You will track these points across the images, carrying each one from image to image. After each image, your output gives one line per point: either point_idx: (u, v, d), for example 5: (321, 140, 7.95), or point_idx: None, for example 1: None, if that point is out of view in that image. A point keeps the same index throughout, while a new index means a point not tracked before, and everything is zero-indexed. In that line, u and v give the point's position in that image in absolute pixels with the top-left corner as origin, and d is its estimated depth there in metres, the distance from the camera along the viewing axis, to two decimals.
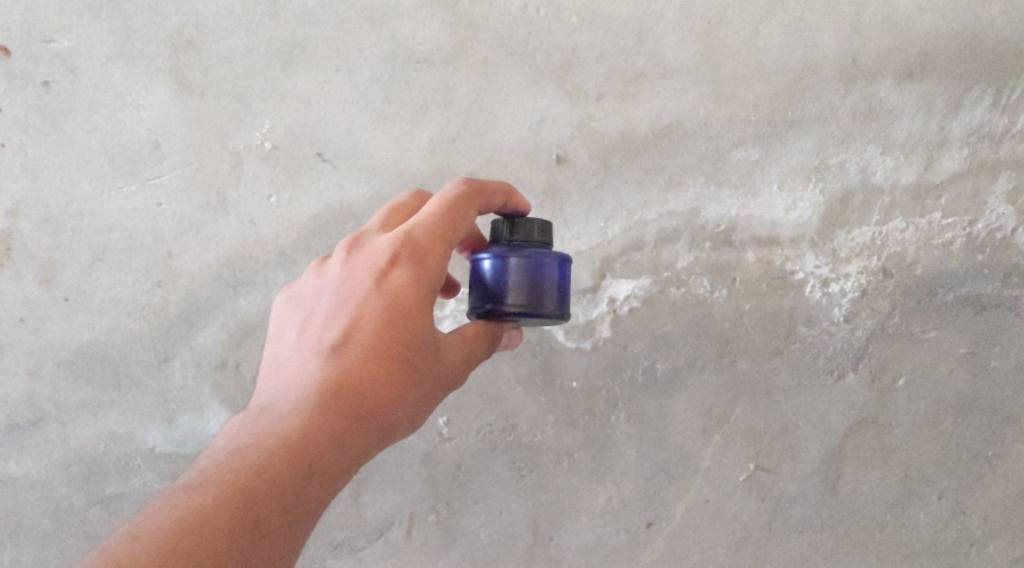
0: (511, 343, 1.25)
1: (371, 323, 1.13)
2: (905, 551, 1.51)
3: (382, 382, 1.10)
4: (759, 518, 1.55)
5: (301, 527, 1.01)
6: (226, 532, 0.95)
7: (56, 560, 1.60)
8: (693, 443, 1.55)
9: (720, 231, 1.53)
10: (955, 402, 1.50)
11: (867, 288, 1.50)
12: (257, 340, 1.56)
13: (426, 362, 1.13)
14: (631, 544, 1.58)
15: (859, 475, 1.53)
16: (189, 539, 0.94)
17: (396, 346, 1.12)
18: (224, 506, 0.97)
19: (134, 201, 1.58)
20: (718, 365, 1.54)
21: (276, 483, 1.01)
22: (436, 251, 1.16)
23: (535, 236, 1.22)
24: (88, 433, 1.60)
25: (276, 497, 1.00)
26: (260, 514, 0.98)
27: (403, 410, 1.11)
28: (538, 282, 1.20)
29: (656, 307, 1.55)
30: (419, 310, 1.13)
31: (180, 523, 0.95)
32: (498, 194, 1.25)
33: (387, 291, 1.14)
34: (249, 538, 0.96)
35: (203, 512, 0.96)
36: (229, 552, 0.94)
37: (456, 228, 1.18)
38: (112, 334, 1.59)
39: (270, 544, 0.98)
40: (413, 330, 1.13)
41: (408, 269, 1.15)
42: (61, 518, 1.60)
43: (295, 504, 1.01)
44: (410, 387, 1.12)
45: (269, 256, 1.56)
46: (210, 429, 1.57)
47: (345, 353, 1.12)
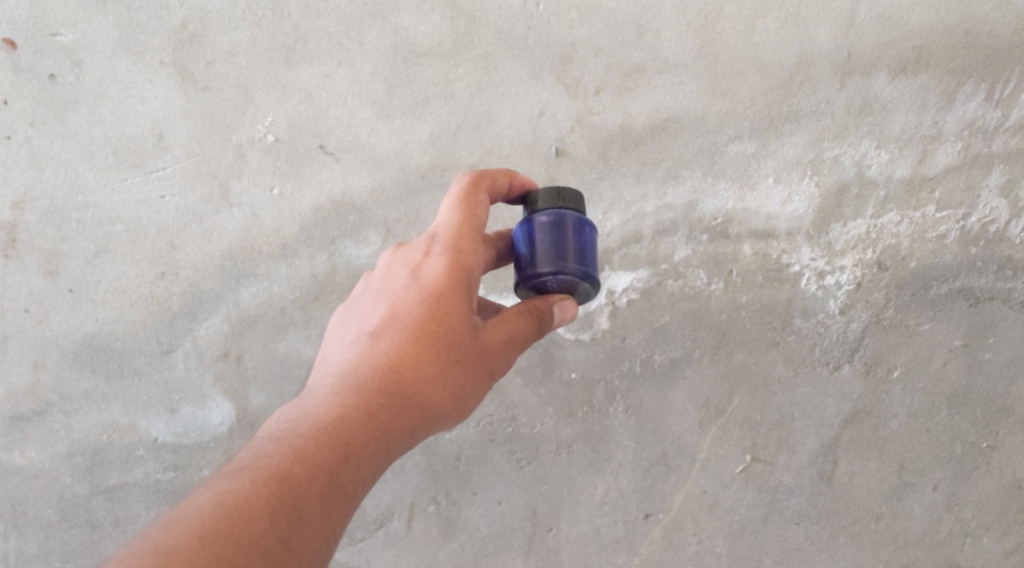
0: (566, 314, 1.21)
1: (404, 309, 1.15)
2: (900, 542, 1.55)
3: (418, 363, 1.12)
4: (755, 510, 1.57)
5: (339, 509, 1.02)
6: (263, 514, 0.96)
7: (64, 549, 1.63)
8: (690, 434, 1.57)
9: (717, 224, 1.54)
10: (949, 394, 1.52)
11: (863, 280, 1.52)
12: (259, 333, 1.58)
13: (463, 341, 1.14)
14: (629, 535, 1.60)
15: (855, 466, 1.55)
16: (227, 520, 0.94)
17: (431, 327, 1.13)
18: (260, 488, 0.98)
19: (138, 193, 1.59)
20: (715, 357, 1.55)
21: (312, 464, 1.02)
22: (461, 238, 1.18)
23: (569, 203, 1.23)
24: (91, 424, 1.61)
25: (312, 478, 1.01)
26: (296, 495, 0.99)
27: (441, 389, 1.12)
28: (556, 243, 1.20)
29: (654, 299, 1.56)
30: (453, 292, 1.15)
31: (217, 506, 0.95)
32: (502, 176, 1.27)
33: (418, 279, 1.17)
34: (286, 518, 0.97)
35: (239, 494, 0.97)
36: (265, 532, 0.95)
37: (477, 215, 1.21)
38: (115, 325, 1.60)
39: (307, 526, 0.98)
40: (447, 310, 1.14)
41: (438, 256, 1.18)
42: (66, 508, 1.62)
43: (334, 483, 1.02)
44: (448, 367, 1.13)
45: (271, 248, 1.57)
46: (213, 420, 1.59)
47: (380, 340, 1.15)
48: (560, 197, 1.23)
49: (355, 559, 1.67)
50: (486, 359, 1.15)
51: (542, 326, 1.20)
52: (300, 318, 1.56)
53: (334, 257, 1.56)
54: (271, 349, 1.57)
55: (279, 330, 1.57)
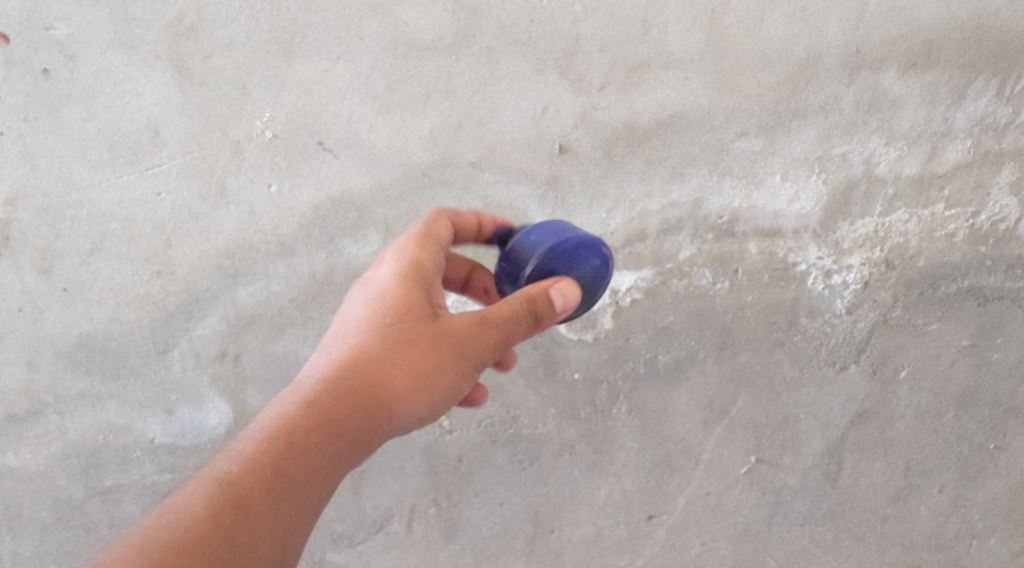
0: (566, 296, 1.18)
1: (353, 310, 1.21)
2: (906, 544, 1.57)
3: (368, 354, 1.15)
4: (759, 511, 1.58)
5: (290, 500, 1.05)
6: (205, 516, 1.01)
7: (60, 551, 1.61)
8: (694, 435, 1.56)
9: (723, 222, 1.52)
10: (957, 393, 1.53)
11: (869, 280, 1.51)
12: (258, 332, 1.55)
13: (416, 325, 1.17)
14: (632, 536, 1.60)
15: (861, 468, 1.56)
16: (168, 527, 1.00)
17: (378, 320, 1.17)
18: (205, 492, 1.03)
19: (133, 190, 1.56)
20: (720, 358, 1.54)
21: (257, 460, 1.06)
22: (409, 243, 1.25)
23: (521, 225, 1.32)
24: (87, 425, 1.59)
25: (257, 473, 1.05)
26: (239, 492, 1.03)
27: (394, 373, 1.15)
28: (550, 230, 1.25)
29: (658, 298, 1.54)
30: (401, 287, 1.20)
31: (162, 513, 1.02)
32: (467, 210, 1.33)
33: (365, 284, 1.23)
34: (228, 517, 1.01)
35: (185, 500, 1.02)
36: (206, 532, 1.00)
37: (435, 224, 1.28)
38: (111, 325, 1.57)
39: (253, 520, 1.02)
40: (396, 302, 1.18)
41: (386, 261, 1.24)
42: (61, 509, 1.60)
43: (282, 476, 1.06)
44: (401, 351, 1.16)
45: (269, 247, 1.55)
46: (211, 420, 1.57)
47: (332, 340, 1.19)
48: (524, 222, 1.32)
49: (355, 561, 1.65)
50: (445, 342, 1.16)
51: (545, 306, 1.17)
52: (299, 318, 1.54)
53: (333, 256, 1.54)
54: (270, 349, 1.55)
55: (278, 329, 1.55)
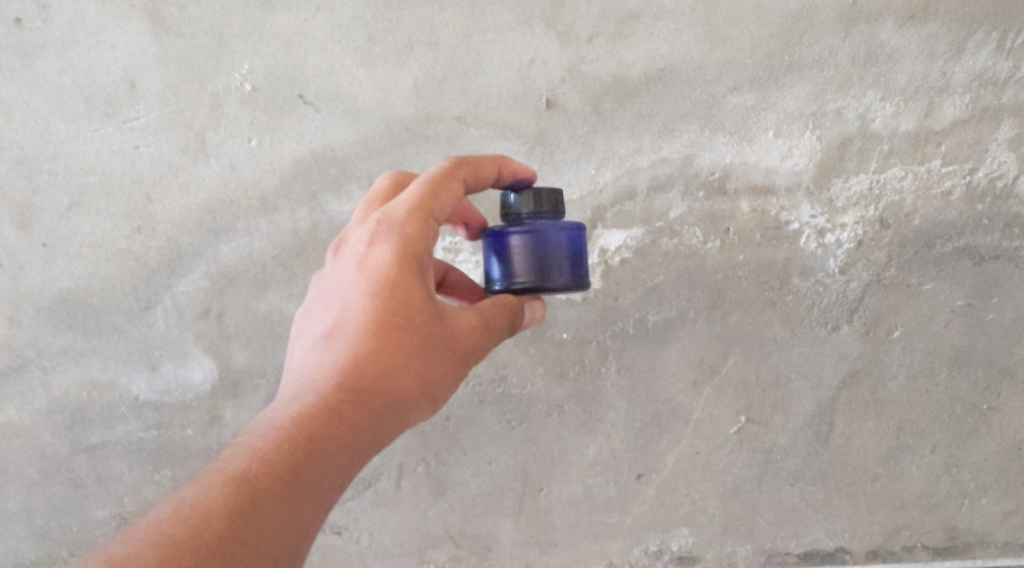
0: (535, 315, 1.28)
1: (356, 301, 1.16)
2: (897, 503, 1.59)
3: (377, 353, 1.13)
4: (749, 470, 1.58)
5: (303, 503, 1.04)
6: (219, 516, 1.00)
7: (46, 506, 1.62)
8: (684, 395, 1.56)
9: (714, 179, 1.50)
10: (950, 354, 1.52)
11: (863, 238, 1.50)
12: (240, 289, 1.54)
13: (426, 326, 1.15)
14: (621, 495, 1.60)
15: (852, 428, 1.56)
16: (183, 526, 0.99)
17: (386, 315, 1.14)
18: (218, 491, 1.02)
19: (111, 143, 1.53)
20: (711, 317, 1.53)
21: (270, 462, 1.04)
22: (410, 225, 1.19)
23: (546, 206, 1.27)
24: (71, 380, 1.58)
25: (271, 476, 1.03)
26: (255, 494, 1.02)
27: (405, 376, 1.13)
28: (546, 254, 1.24)
29: (648, 257, 1.52)
30: (406, 279, 1.16)
31: (175, 511, 1.01)
32: (487, 164, 1.28)
33: (368, 269, 1.17)
34: (243, 519, 1.00)
35: (197, 499, 1.01)
36: (221, 534, 0.99)
37: (438, 200, 1.21)
38: (92, 281, 1.56)
39: (267, 522, 1.01)
40: (404, 297, 1.15)
41: (386, 244, 1.18)
42: (47, 465, 1.61)
43: (296, 479, 1.04)
44: (411, 352, 1.14)
45: (251, 202, 1.53)
46: (194, 377, 1.57)
47: (336, 333, 1.16)
48: (538, 200, 1.27)
49: (344, 519, 1.66)
50: (454, 345, 1.17)
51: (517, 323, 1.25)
52: (282, 275, 1.53)
53: (316, 212, 1.52)
54: (253, 307, 1.54)
55: (261, 286, 1.54)
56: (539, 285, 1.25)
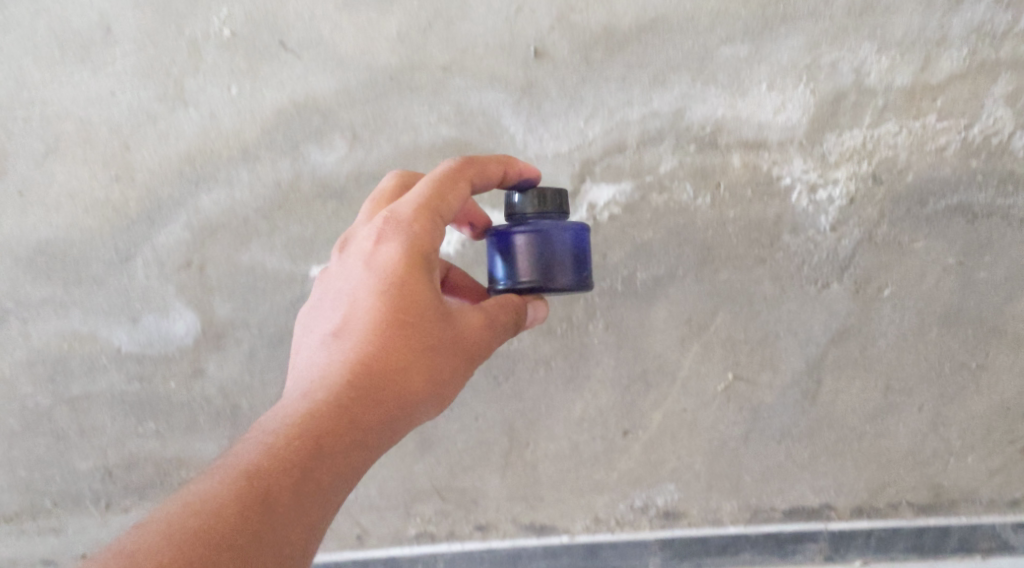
0: (538, 314, 1.29)
1: (365, 299, 1.17)
2: (883, 461, 1.59)
3: (386, 352, 1.14)
4: (736, 427, 1.58)
5: (315, 499, 1.06)
6: (234, 510, 1.02)
7: (26, 459, 1.59)
8: (671, 352, 1.55)
9: (705, 133, 1.48)
10: (941, 312, 1.51)
11: (855, 195, 1.48)
12: (223, 241, 1.51)
13: (434, 326, 1.16)
14: (607, 451, 1.60)
15: (840, 385, 1.56)
16: (199, 518, 1.01)
17: (394, 315, 1.15)
18: (232, 486, 1.04)
19: (87, 90, 1.49)
20: (699, 274, 1.52)
21: (282, 457, 1.06)
22: (418, 225, 1.20)
23: (551, 207, 1.28)
24: (51, 331, 1.55)
25: (284, 472, 1.06)
26: (268, 489, 1.04)
27: (414, 376, 1.14)
28: (549, 255, 1.25)
29: (637, 213, 1.50)
30: (414, 278, 1.17)
31: (191, 501, 1.03)
32: (494, 164, 1.28)
33: (376, 267, 1.18)
34: (256, 515, 1.02)
35: (213, 492, 1.04)
36: (235, 529, 1.01)
37: (445, 201, 1.23)
38: (70, 231, 1.52)
39: (280, 518, 1.03)
40: (413, 297, 1.16)
41: (394, 243, 1.19)
42: (28, 417, 1.57)
43: (308, 474, 1.06)
44: (419, 353, 1.15)
45: (232, 151, 1.49)
46: (178, 330, 1.53)
47: (345, 331, 1.17)
48: (543, 200, 1.28)
49: None
50: (460, 345, 1.18)
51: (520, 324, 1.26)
52: (265, 227, 1.50)
53: (298, 163, 1.49)
54: (235, 259, 1.51)
55: (243, 238, 1.51)
56: (541, 286, 1.26)
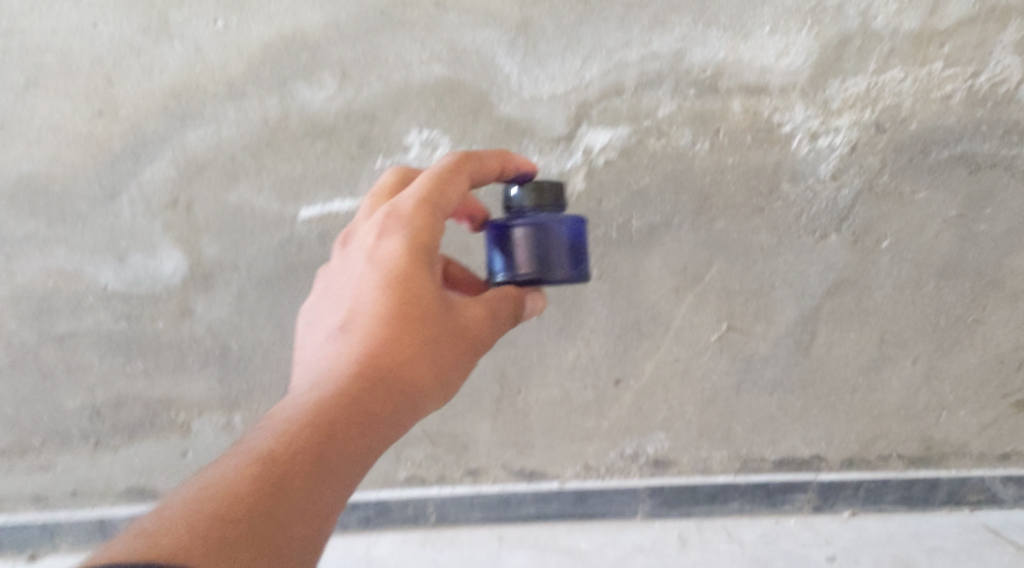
0: (537, 307, 1.25)
1: (369, 291, 1.16)
2: (874, 413, 1.59)
3: (391, 342, 1.12)
4: (728, 378, 1.58)
5: (326, 488, 1.04)
6: (245, 497, 1.00)
7: (15, 395, 1.59)
8: (665, 301, 1.53)
9: (706, 77, 1.44)
10: (939, 265, 1.49)
11: (857, 143, 1.45)
12: (210, 179, 1.47)
13: (438, 316, 1.15)
14: (599, 399, 1.60)
15: (835, 337, 1.54)
16: (210, 505, 0.99)
17: (399, 305, 1.14)
18: (242, 474, 1.01)
19: (68, 19, 1.42)
20: (696, 223, 1.49)
21: (292, 446, 1.04)
22: (419, 217, 1.19)
23: (548, 200, 1.26)
24: (36, 268, 1.51)
25: (294, 461, 1.03)
26: (279, 477, 1.02)
27: (420, 366, 1.13)
28: (547, 247, 1.23)
29: (634, 158, 1.47)
30: (416, 269, 1.16)
31: (202, 490, 1.01)
32: (492, 157, 1.27)
33: (378, 261, 1.17)
34: (267, 502, 1.00)
35: (223, 480, 1.01)
36: (247, 516, 0.98)
37: (446, 193, 1.21)
38: (53, 166, 1.47)
39: (292, 506, 1.01)
40: (416, 288, 1.15)
41: (396, 235, 1.18)
42: (14, 353, 1.56)
43: (318, 463, 1.04)
44: (425, 343, 1.13)
45: (218, 87, 1.44)
46: (165, 270, 1.51)
47: (349, 323, 1.15)
48: (539, 193, 1.26)
49: None
50: (464, 335, 1.16)
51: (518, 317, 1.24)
52: (253, 166, 1.46)
53: (286, 100, 1.44)
54: (222, 198, 1.48)
55: (230, 176, 1.47)
56: (540, 278, 1.24)
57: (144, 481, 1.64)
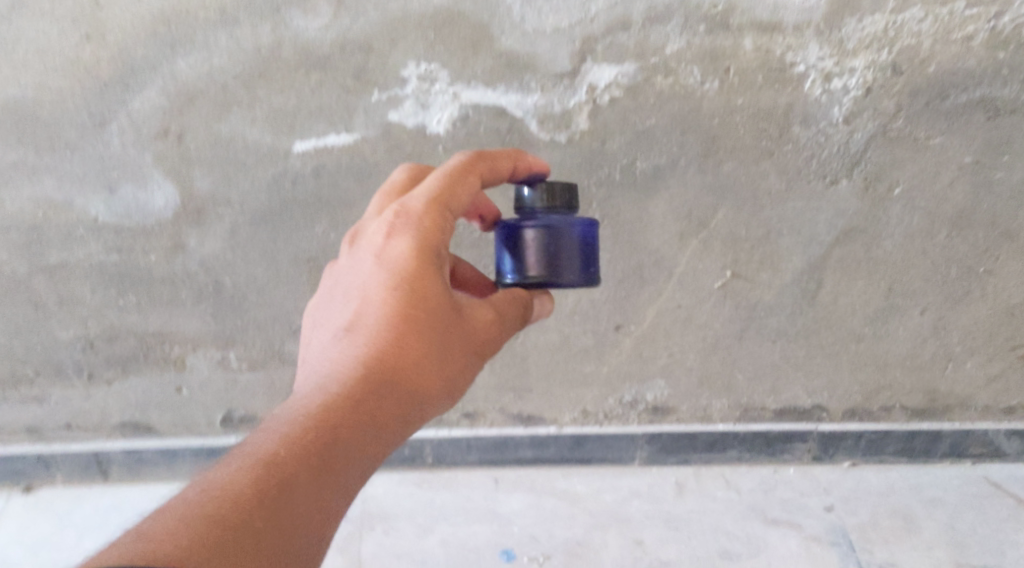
0: (543, 310, 1.24)
1: (377, 290, 1.12)
2: (879, 364, 1.57)
3: (400, 343, 1.09)
4: (731, 326, 1.55)
5: (332, 492, 1.00)
6: (250, 498, 0.96)
7: (8, 326, 1.58)
8: (669, 247, 1.50)
9: (716, 13, 1.37)
10: (951, 215, 1.45)
11: (872, 86, 1.39)
12: (201, 110, 1.43)
13: (447, 319, 1.12)
14: (598, 345, 1.58)
15: (842, 286, 1.51)
16: (215, 505, 0.95)
17: (409, 307, 1.10)
18: (248, 474, 0.98)
19: None
20: (702, 166, 1.45)
21: (298, 447, 1.00)
22: (430, 218, 1.15)
23: (559, 201, 1.25)
24: (26, 197, 1.49)
25: (301, 462, 0.99)
26: (285, 478, 0.98)
27: (428, 369, 1.09)
28: (558, 250, 1.22)
29: (640, 97, 1.42)
30: (426, 271, 1.12)
31: (206, 489, 0.96)
32: (504, 159, 1.24)
33: (387, 261, 1.13)
34: (273, 504, 0.96)
35: (228, 479, 0.97)
36: (254, 517, 0.95)
37: (456, 195, 1.18)
38: (40, 92, 1.43)
39: (299, 509, 0.97)
40: (426, 290, 1.11)
41: (406, 235, 1.14)
42: (6, 284, 1.55)
43: (326, 465, 1.01)
44: (434, 345, 1.10)
45: (209, 14, 1.38)
46: (156, 202, 1.49)
47: (356, 323, 1.11)
48: (551, 194, 1.24)
49: None
50: (472, 339, 1.14)
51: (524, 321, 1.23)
52: (246, 98, 1.42)
53: (279, 29, 1.39)
54: (215, 130, 1.44)
55: (222, 107, 1.43)
56: (549, 281, 1.22)
57: (140, 415, 1.66)
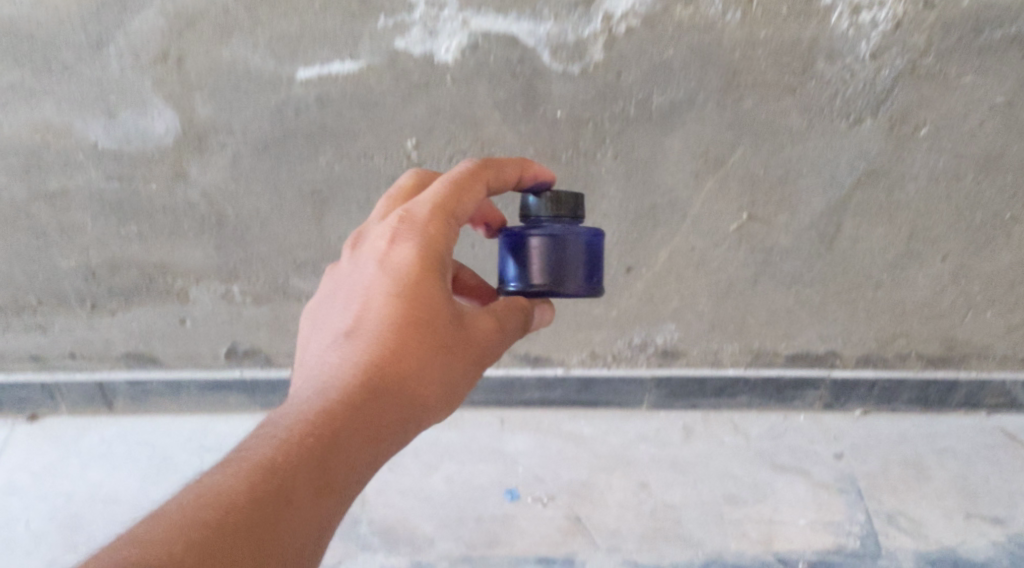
0: (545, 317, 1.19)
1: (378, 296, 1.06)
2: (896, 312, 1.53)
3: (401, 351, 1.03)
4: (746, 269, 1.51)
5: (327, 503, 0.96)
6: (243, 506, 0.92)
7: (9, 252, 1.57)
8: (683, 187, 1.45)
9: None
10: (978, 157, 1.39)
11: (903, 19, 1.31)
12: (201, 33, 1.37)
13: (449, 327, 1.06)
14: (608, 287, 1.55)
15: (861, 231, 1.46)
16: (207, 512, 0.91)
17: (411, 314, 1.05)
18: (242, 481, 0.93)
19: None
20: (721, 103, 1.38)
21: (293, 455, 0.96)
22: (434, 223, 1.10)
23: (565, 209, 1.19)
24: (22, 120, 1.44)
25: (295, 470, 0.95)
26: (279, 487, 0.94)
27: (429, 380, 1.04)
28: (562, 259, 1.17)
29: (657, 28, 1.34)
30: (430, 278, 1.07)
31: (198, 496, 0.92)
32: (511, 167, 1.19)
33: (390, 266, 1.08)
34: (266, 514, 0.92)
35: (221, 486, 0.93)
36: (245, 527, 0.91)
37: (462, 203, 1.13)
38: (36, 10, 1.36)
39: (293, 520, 0.93)
40: (429, 297, 1.06)
41: (410, 241, 1.09)
42: (6, 210, 1.52)
43: (321, 476, 0.96)
44: (435, 356, 1.05)
45: None
46: (156, 129, 1.45)
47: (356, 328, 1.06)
48: (556, 201, 1.19)
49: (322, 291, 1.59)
50: (475, 348, 1.08)
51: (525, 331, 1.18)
52: (246, 21, 1.36)
53: None
54: (215, 55, 1.39)
55: (223, 30, 1.37)
56: (552, 291, 1.17)
57: (143, 346, 1.68)
